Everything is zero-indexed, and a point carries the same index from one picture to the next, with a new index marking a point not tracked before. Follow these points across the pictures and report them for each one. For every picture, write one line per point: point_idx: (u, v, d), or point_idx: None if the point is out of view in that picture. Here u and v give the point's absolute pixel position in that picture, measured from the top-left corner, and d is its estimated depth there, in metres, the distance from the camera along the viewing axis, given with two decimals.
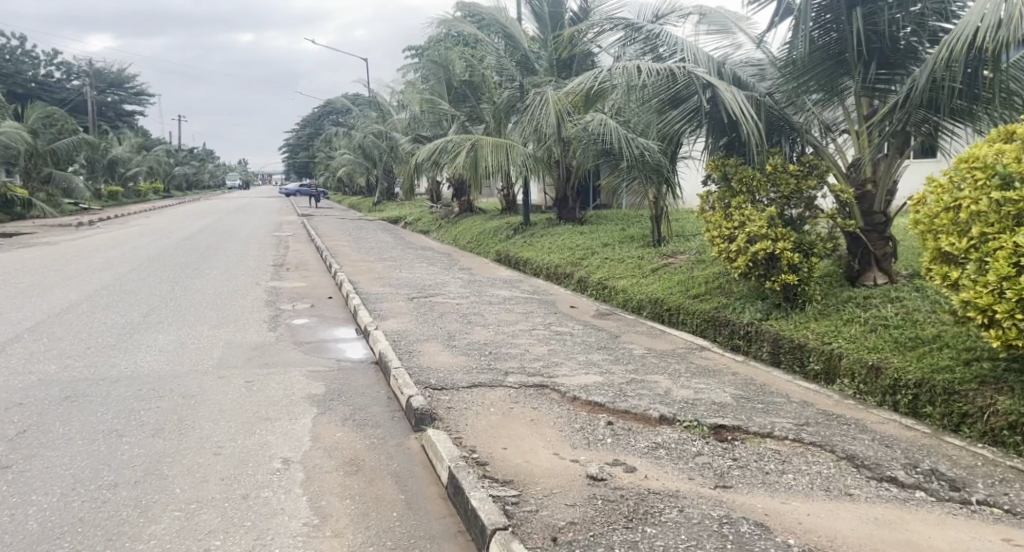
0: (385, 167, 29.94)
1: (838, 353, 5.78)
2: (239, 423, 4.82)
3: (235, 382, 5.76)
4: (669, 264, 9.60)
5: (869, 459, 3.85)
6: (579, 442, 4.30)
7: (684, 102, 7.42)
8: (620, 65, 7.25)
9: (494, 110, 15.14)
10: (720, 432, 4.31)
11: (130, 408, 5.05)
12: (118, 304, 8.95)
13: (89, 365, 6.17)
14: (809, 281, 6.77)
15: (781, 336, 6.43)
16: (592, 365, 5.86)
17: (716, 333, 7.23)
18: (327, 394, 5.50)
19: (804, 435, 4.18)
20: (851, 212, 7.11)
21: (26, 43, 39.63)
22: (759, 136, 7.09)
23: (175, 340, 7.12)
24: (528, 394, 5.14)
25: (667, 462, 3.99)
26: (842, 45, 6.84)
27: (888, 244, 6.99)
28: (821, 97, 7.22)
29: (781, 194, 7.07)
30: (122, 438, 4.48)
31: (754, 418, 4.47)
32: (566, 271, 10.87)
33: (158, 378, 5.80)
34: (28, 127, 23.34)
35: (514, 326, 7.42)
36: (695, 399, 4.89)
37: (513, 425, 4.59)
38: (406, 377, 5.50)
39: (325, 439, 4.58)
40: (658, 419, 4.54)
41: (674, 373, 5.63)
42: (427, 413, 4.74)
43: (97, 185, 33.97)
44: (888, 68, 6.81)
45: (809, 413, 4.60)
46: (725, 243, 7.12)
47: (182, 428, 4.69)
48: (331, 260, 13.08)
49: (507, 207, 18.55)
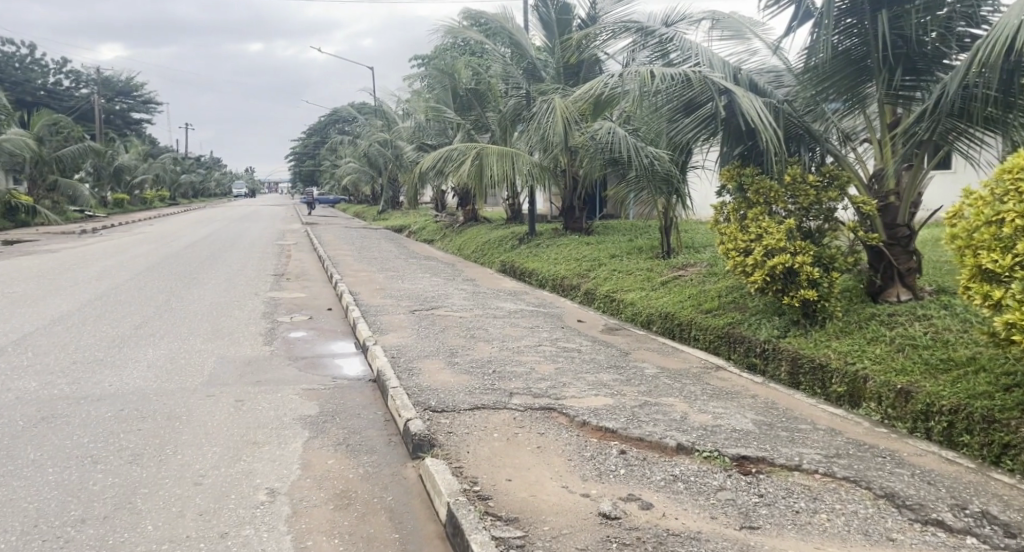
0: (389, 176, 29.70)
1: (863, 375, 5.46)
2: (224, 447, 4.50)
3: (224, 401, 5.44)
4: (679, 276, 9.28)
5: (911, 498, 3.50)
6: (589, 473, 3.96)
7: (698, 108, 7.05)
8: (632, 70, 6.94)
9: (500, 118, 14.73)
10: (743, 464, 3.96)
11: (110, 430, 4.74)
12: (110, 315, 8.66)
13: (72, 382, 5.86)
14: (830, 297, 6.44)
15: (800, 355, 6.10)
16: (602, 386, 5.51)
17: (731, 350, 6.91)
18: (321, 415, 5.17)
19: (836, 468, 3.83)
20: (874, 224, 6.77)
21: (35, 51, 39.81)
22: (778, 144, 6.76)
23: (165, 354, 6.81)
24: (534, 418, 4.80)
25: (686, 498, 3.65)
26: (866, 50, 6.52)
27: (912, 258, 6.65)
28: (841, 106, 6.89)
29: (799, 205, 6.74)
30: (96, 466, 4.18)
31: (780, 448, 4.13)
32: (573, 282, 10.57)
33: (142, 397, 5.49)
34: (33, 134, 23.23)
35: (519, 341, 7.08)
36: (715, 425, 4.54)
37: (519, 453, 4.26)
38: (405, 397, 5.18)
39: (316, 467, 4.25)
40: (675, 447, 4.20)
41: (690, 396, 5.28)
42: (427, 439, 4.40)
43: (102, 193, 33.87)
44: (914, 74, 6.45)
45: (838, 442, 4.26)
46: (741, 256, 6.79)
47: (162, 453, 4.38)
48: (332, 270, 12.77)
49: (512, 216, 18.25)
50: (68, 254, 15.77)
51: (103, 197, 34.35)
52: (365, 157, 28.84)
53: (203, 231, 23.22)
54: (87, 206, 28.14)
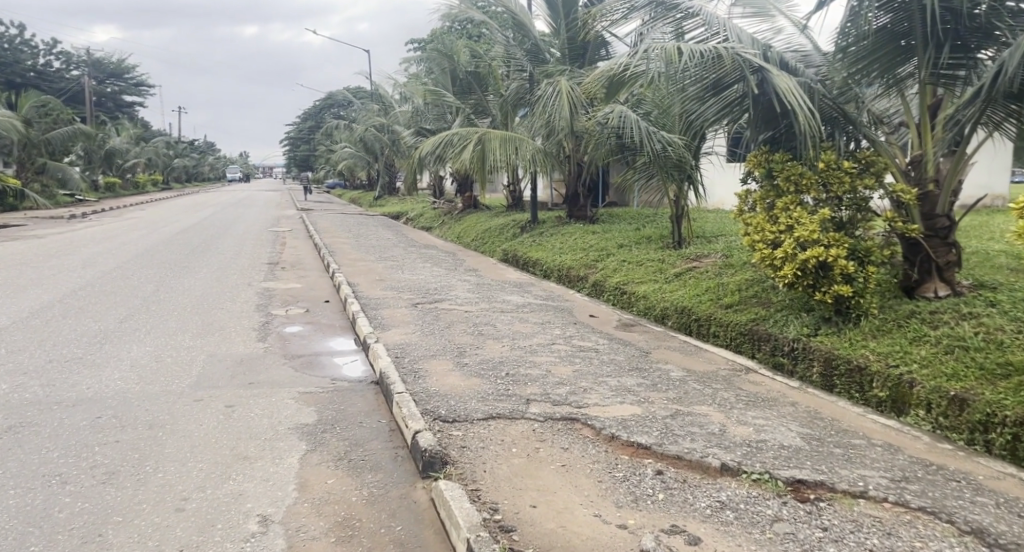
0: (387, 162, 29.03)
1: (909, 379, 5.01)
2: (211, 465, 4.02)
3: (212, 407, 4.95)
4: (693, 268, 8.77)
5: (1005, 536, 3.09)
6: (623, 499, 3.51)
7: (726, 90, 6.52)
8: (656, 47, 6.41)
9: (502, 103, 14.18)
10: (799, 489, 3.50)
11: (83, 443, 4.26)
12: (93, 308, 8.15)
13: (46, 385, 5.36)
14: (865, 293, 5.93)
15: (835, 355, 5.62)
16: (626, 392, 5.04)
17: (755, 349, 6.42)
18: (319, 425, 4.69)
19: (908, 496, 3.39)
20: (910, 214, 6.27)
21: (24, 31, 38.89)
22: (813, 128, 6.28)
23: (149, 353, 6.31)
24: (555, 430, 4.33)
25: (738, 531, 3.22)
26: (909, 25, 5.92)
27: (951, 251, 6.15)
28: (878, 88, 6.38)
29: (833, 194, 6.28)
30: (64, 488, 3.69)
31: (840, 470, 3.67)
32: (579, 273, 10.09)
33: (122, 402, 4.99)
34: (20, 116, 22.53)
35: (532, 339, 6.60)
36: (759, 441, 4.06)
37: (542, 472, 3.79)
38: (412, 405, 4.69)
39: (315, 488, 3.78)
40: (718, 468, 3.74)
41: (724, 404, 4.81)
42: (438, 456, 3.93)
43: (93, 176, 33.22)
44: (961, 51, 5.87)
45: (901, 461, 3.81)
46: (769, 248, 6.30)
47: (140, 472, 3.89)
48: (329, 259, 12.23)
49: (513, 204, 17.72)
50: (54, 241, 15.17)
51: (95, 180, 33.67)
52: (348, 169, 36.79)
53: (195, 218, 22.55)
54: (77, 189, 27.42)
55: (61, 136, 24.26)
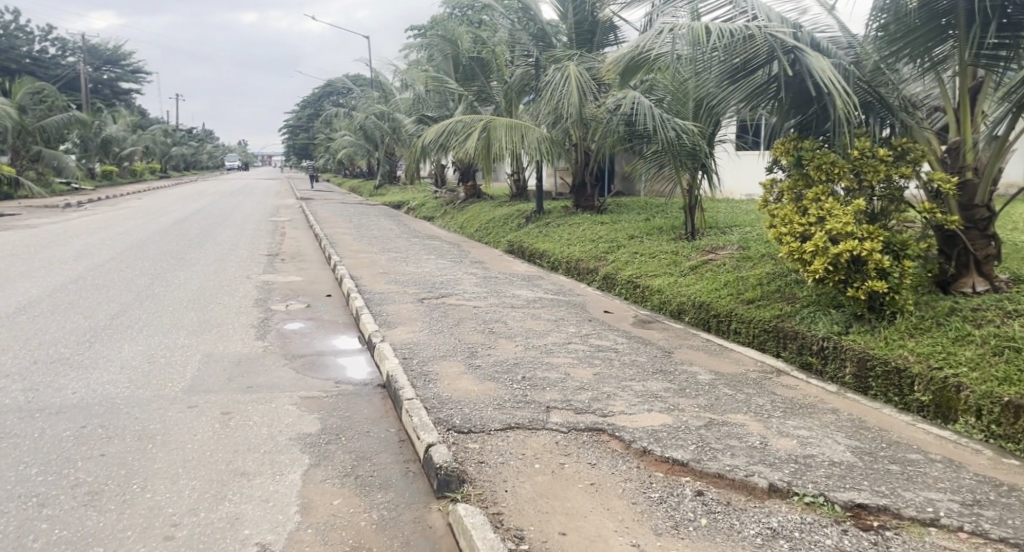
0: (386, 150, 28.47)
1: (957, 384, 4.63)
2: (204, 483, 3.66)
3: (207, 415, 4.59)
4: (710, 260, 8.39)
5: None
6: (662, 525, 3.16)
7: (753, 74, 6.11)
8: (679, 26, 5.97)
9: (507, 90, 13.77)
10: (860, 515, 3.16)
11: (65, 457, 3.91)
12: (82, 304, 7.76)
13: (29, 389, 5.00)
14: (902, 288, 5.53)
15: (870, 356, 5.25)
16: (653, 399, 4.67)
17: (781, 347, 6.05)
18: (323, 435, 4.32)
19: (986, 526, 3.08)
20: (947, 205, 5.88)
21: (19, 18, 38.30)
22: (848, 113, 5.89)
23: (141, 353, 5.93)
24: (580, 443, 3.97)
25: None
26: (952, 4, 5.44)
27: (990, 244, 5.78)
28: (914, 70, 5.95)
29: (866, 183, 5.90)
30: (42, 511, 3.35)
31: (904, 492, 3.32)
32: (590, 265, 9.71)
33: (110, 409, 4.63)
34: (14, 103, 22.04)
35: (546, 339, 6.22)
36: (807, 456, 3.70)
37: (570, 492, 3.44)
38: (423, 413, 4.32)
39: (319, 511, 3.42)
40: (766, 489, 3.38)
41: (761, 412, 4.45)
42: (455, 474, 3.56)
43: (89, 163, 32.70)
44: (1011, 29, 5.39)
45: (967, 481, 3.48)
46: (797, 241, 5.91)
47: (127, 491, 3.54)
48: (330, 250, 11.83)
49: (518, 194, 17.32)
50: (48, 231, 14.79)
51: (91, 168, 33.32)
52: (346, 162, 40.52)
53: (192, 207, 22.09)
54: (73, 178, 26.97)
55: (56, 124, 23.77)
